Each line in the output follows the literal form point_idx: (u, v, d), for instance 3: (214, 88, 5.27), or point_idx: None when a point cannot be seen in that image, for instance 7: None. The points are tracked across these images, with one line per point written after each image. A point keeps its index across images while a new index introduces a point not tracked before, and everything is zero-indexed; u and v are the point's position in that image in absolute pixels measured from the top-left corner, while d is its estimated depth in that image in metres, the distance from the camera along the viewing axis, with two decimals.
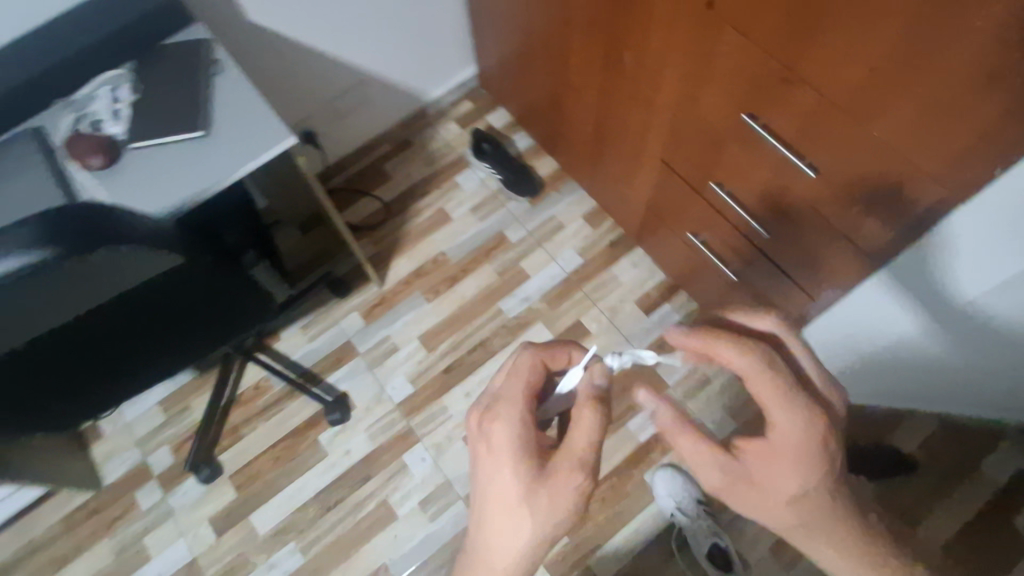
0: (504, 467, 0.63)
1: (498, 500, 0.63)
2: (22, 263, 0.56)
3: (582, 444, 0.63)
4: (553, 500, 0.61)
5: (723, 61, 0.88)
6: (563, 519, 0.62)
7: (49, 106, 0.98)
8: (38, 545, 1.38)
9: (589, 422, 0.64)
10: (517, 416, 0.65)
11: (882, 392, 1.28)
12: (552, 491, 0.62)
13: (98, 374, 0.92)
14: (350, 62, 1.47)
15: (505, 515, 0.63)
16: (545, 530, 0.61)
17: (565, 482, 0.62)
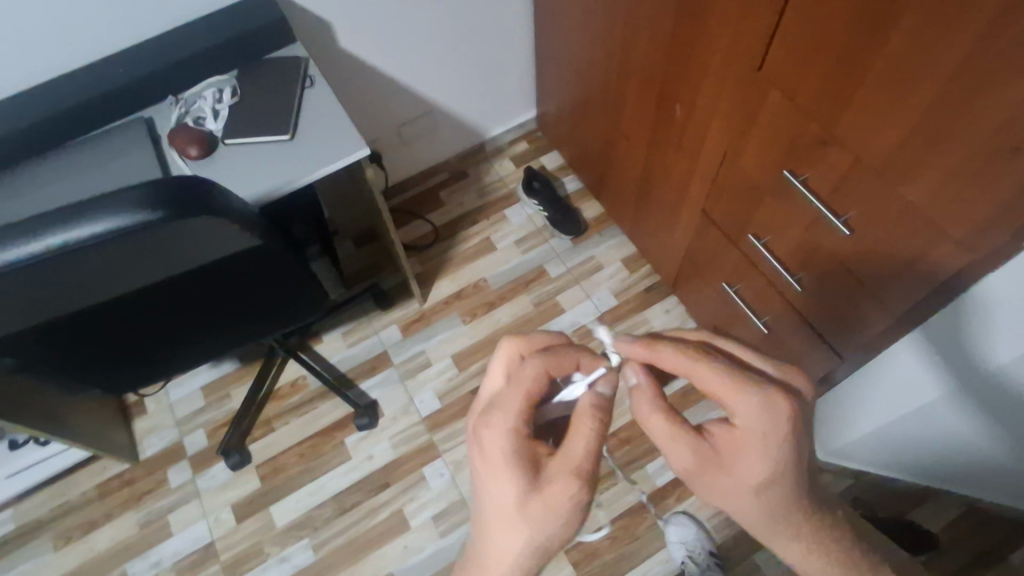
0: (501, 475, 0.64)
1: (496, 507, 0.64)
2: (134, 220, 0.65)
3: (579, 454, 0.64)
4: (550, 507, 0.63)
5: (766, 118, 0.94)
6: (559, 525, 0.63)
7: (160, 102, 1.11)
8: (73, 507, 1.46)
9: (586, 433, 0.65)
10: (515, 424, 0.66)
11: (903, 468, 1.27)
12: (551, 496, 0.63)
13: (163, 339, 1.00)
14: (422, 93, 1.60)
15: (500, 520, 0.64)
16: (541, 537, 0.63)
17: (559, 491, 0.63)
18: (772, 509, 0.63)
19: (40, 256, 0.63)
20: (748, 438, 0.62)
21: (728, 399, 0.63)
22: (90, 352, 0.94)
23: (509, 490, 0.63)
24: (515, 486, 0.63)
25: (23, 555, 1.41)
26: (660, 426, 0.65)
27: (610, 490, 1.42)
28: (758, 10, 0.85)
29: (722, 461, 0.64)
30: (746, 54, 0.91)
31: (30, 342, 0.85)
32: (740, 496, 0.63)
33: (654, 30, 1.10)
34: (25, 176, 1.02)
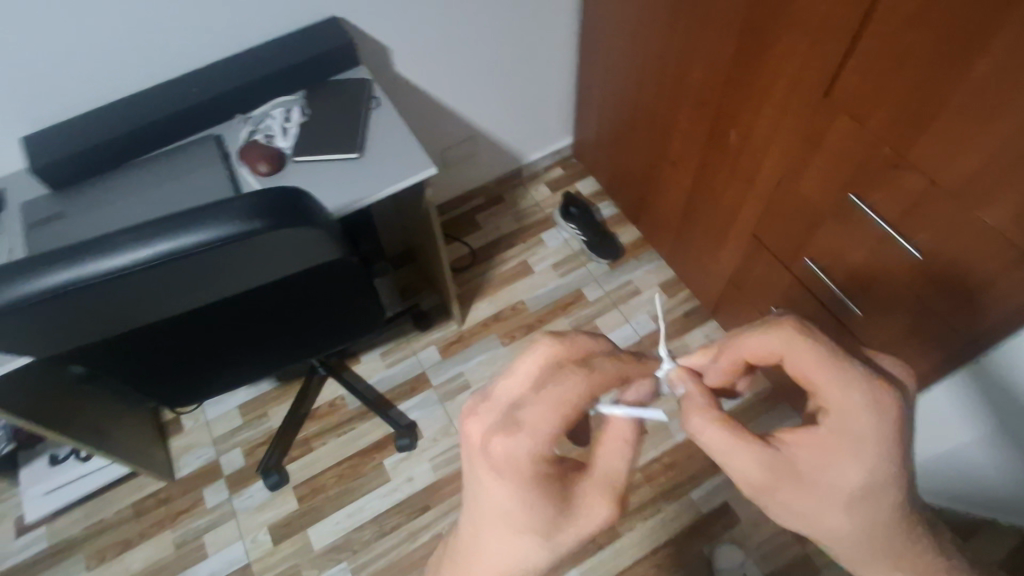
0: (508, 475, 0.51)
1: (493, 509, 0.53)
2: (238, 230, 0.65)
3: (615, 469, 0.56)
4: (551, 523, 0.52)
5: (833, 143, 0.96)
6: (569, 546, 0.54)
7: (228, 120, 1.13)
8: (107, 525, 1.43)
9: (623, 449, 0.56)
10: (539, 421, 0.50)
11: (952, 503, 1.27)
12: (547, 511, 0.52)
13: (227, 352, 1.00)
14: (467, 117, 1.64)
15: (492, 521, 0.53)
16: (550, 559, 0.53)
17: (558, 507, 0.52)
18: (852, 540, 0.51)
19: (146, 263, 0.63)
20: (835, 438, 0.50)
21: (823, 392, 0.51)
22: (156, 364, 0.94)
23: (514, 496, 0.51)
24: (521, 493, 0.51)
25: (56, 575, 1.38)
26: (715, 439, 0.52)
27: (656, 516, 1.39)
28: (831, 38, 0.87)
29: (800, 472, 0.51)
30: (815, 81, 0.94)
31: (105, 351, 0.85)
32: (823, 511, 0.50)
33: (713, 58, 1.13)
34: (99, 190, 1.04)
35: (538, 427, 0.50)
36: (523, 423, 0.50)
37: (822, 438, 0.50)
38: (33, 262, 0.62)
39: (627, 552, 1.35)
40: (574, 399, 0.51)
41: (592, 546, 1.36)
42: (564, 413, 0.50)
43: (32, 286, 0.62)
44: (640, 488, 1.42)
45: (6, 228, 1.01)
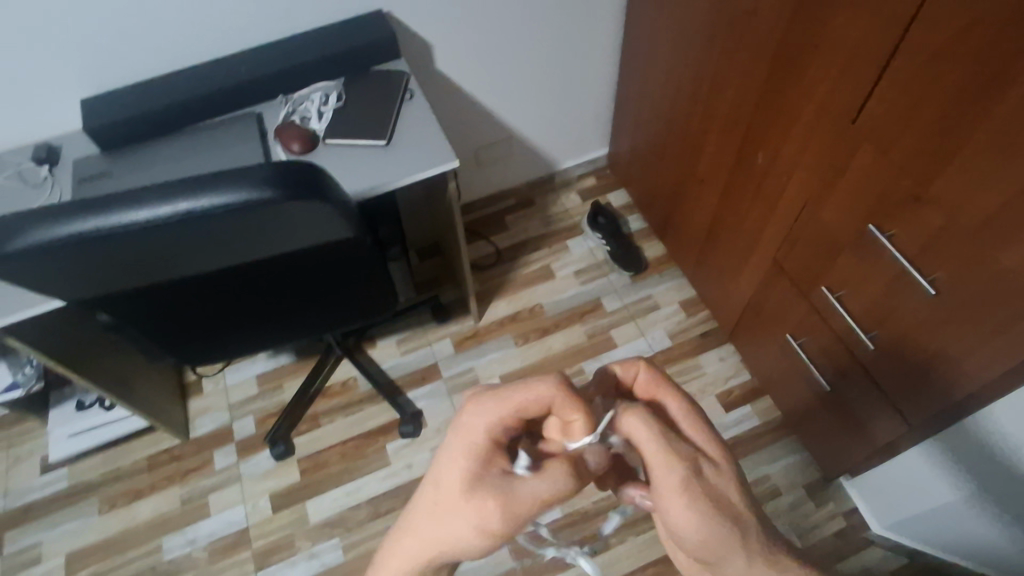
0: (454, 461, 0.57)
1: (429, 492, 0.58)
2: (253, 196, 0.69)
3: (526, 494, 0.54)
4: (462, 520, 0.55)
5: (856, 172, 0.94)
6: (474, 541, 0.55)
7: (270, 100, 1.19)
8: (122, 474, 1.51)
9: (544, 481, 0.55)
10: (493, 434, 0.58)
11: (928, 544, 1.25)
12: (473, 512, 0.54)
13: (241, 318, 1.04)
14: (504, 120, 1.67)
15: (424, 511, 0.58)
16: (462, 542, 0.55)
17: (478, 509, 0.54)
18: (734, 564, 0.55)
19: (164, 219, 0.67)
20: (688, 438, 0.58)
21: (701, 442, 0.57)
22: (177, 321, 0.99)
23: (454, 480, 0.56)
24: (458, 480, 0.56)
25: (70, 515, 1.47)
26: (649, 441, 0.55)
27: (647, 533, 1.37)
28: (861, 64, 0.86)
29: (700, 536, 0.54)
30: (843, 107, 0.92)
31: (127, 302, 0.90)
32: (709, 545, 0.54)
33: (747, 78, 1.12)
34: (144, 155, 1.11)
35: (492, 435, 0.58)
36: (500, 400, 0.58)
37: (692, 433, 0.58)
38: (63, 209, 0.67)
39: (615, 565, 1.35)
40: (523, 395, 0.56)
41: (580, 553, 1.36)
42: (517, 402, 0.57)
43: (61, 230, 0.67)
44: None
45: (59, 183, 1.10)
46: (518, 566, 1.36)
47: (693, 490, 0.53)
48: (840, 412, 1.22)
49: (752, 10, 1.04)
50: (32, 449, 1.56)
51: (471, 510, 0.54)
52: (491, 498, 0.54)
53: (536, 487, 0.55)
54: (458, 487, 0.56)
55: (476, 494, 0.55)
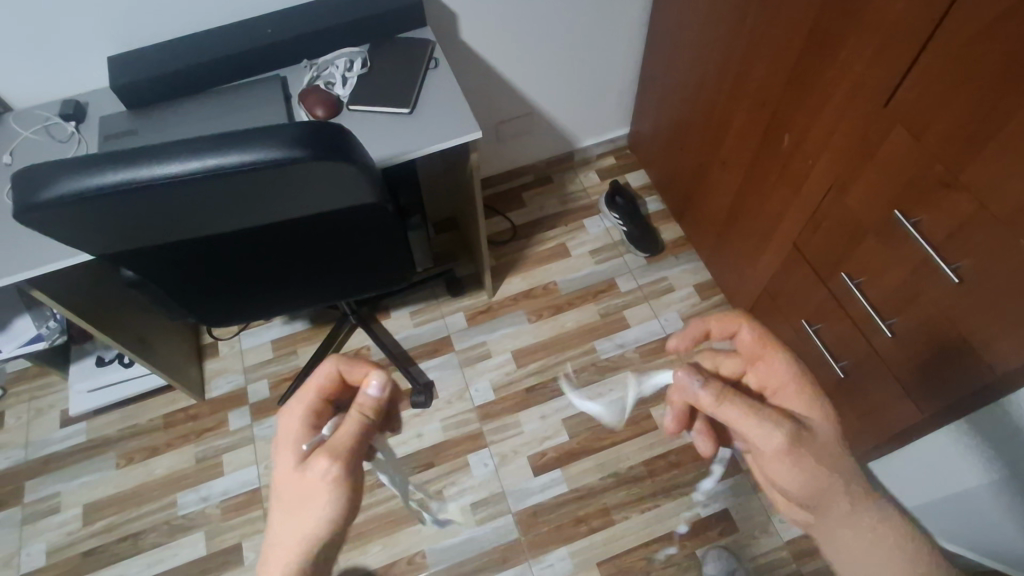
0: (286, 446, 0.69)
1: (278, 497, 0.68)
2: (281, 155, 0.69)
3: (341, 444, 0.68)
4: (310, 494, 0.66)
5: (885, 156, 0.93)
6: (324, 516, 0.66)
7: (294, 64, 1.18)
8: (139, 430, 1.55)
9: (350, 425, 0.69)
10: (304, 413, 0.71)
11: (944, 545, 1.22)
12: (308, 479, 0.66)
13: (262, 280, 1.06)
14: (525, 95, 1.65)
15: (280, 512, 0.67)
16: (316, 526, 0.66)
17: (313, 471, 0.66)
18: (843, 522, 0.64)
19: (194, 174, 0.68)
20: (790, 391, 0.68)
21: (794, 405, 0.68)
22: (200, 280, 1.00)
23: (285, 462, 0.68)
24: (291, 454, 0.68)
25: (88, 468, 1.50)
26: (741, 416, 0.63)
27: (652, 511, 1.39)
28: (899, 45, 0.84)
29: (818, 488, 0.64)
30: (876, 89, 0.91)
31: (153, 259, 0.91)
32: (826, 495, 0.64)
33: (778, 57, 1.10)
34: (168, 115, 1.11)
35: (309, 409, 0.72)
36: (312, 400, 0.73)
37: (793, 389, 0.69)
38: (94, 160, 0.68)
39: (619, 541, 1.36)
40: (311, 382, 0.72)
41: (585, 527, 1.38)
42: (308, 391, 0.72)
43: (92, 181, 0.67)
44: (641, 481, 1.42)
45: (85, 139, 1.11)
46: (524, 537, 1.38)
47: (798, 454, 0.62)
48: (852, 400, 1.22)
49: None
50: (52, 402, 1.59)
51: (305, 476, 0.66)
52: (318, 457, 0.66)
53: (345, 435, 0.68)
54: (291, 469, 0.68)
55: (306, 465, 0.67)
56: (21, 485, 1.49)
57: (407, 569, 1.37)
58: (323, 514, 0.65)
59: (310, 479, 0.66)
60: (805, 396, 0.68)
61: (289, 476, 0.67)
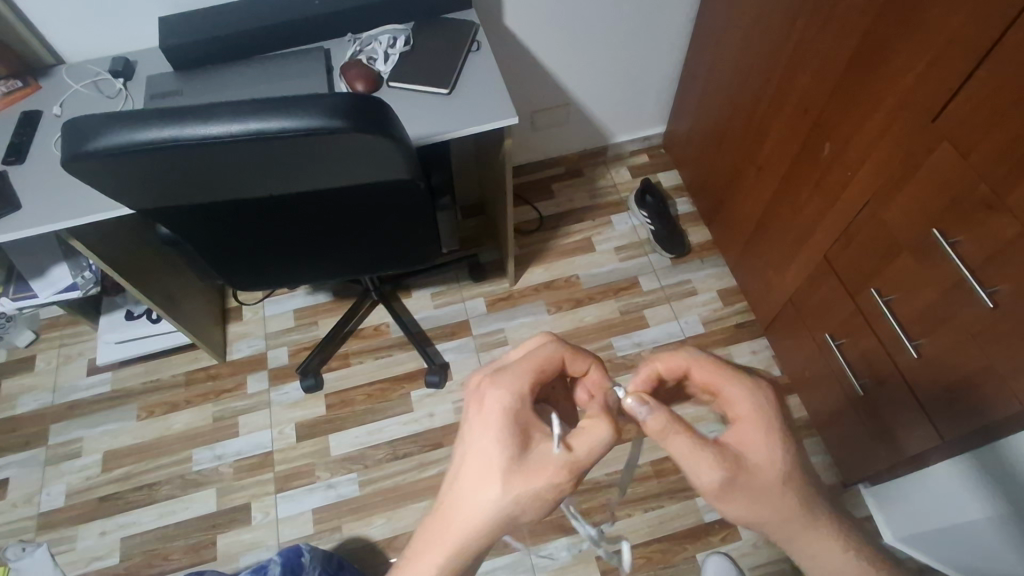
0: (491, 442, 0.61)
1: (468, 493, 0.60)
2: (322, 124, 0.71)
3: (582, 452, 0.60)
4: (524, 496, 0.58)
5: (929, 172, 0.91)
6: (533, 509, 0.59)
7: (338, 37, 1.19)
8: (161, 385, 1.59)
9: (595, 434, 0.61)
10: (519, 405, 0.63)
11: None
12: (526, 485, 0.58)
13: (291, 248, 1.07)
14: (564, 85, 1.64)
15: (463, 502, 0.59)
16: (515, 511, 0.59)
17: (555, 479, 0.59)
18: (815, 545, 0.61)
19: (235, 136, 0.70)
20: (749, 425, 0.62)
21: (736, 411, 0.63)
22: (231, 242, 1.02)
23: (488, 464, 0.60)
24: (499, 457, 0.60)
25: (111, 417, 1.55)
26: (685, 444, 0.59)
27: (656, 511, 1.39)
28: (952, 59, 0.82)
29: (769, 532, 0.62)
30: (925, 102, 0.88)
31: (189, 217, 0.93)
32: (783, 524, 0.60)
33: (826, 64, 1.08)
34: (213, 78, 1.13)
35: (523, 400, 0.63)
36: (518, 379, 0.64)
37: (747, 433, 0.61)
38: (140, 116, 0.70)
39: (619, 537, 1.37)
40: (541, 359, 0.65)
41: (587, 521, 1.39)
42: (533, 368, 0.65)
43: (138, 136, 0.69)
44: (646, 481, 1.42)
45: (132, 96, 1.14)
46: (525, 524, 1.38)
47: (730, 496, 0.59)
48: (870, 418, 1.21)
49: None
50: (81, 351, 1.64)
51: (551, 480, 0.59)
52: (551, 469, 0.59)
53: (594, 443, 0.61)
54: (503, 469, 0.59)
55: (528, 468, 0.59)
56: (46, 428, 1.54)
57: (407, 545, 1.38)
58: (517, 510, 0.59)
59: (531, 480, 0.59)
60: (765, 437, 0.61)
61: (510, 482, 0.59)
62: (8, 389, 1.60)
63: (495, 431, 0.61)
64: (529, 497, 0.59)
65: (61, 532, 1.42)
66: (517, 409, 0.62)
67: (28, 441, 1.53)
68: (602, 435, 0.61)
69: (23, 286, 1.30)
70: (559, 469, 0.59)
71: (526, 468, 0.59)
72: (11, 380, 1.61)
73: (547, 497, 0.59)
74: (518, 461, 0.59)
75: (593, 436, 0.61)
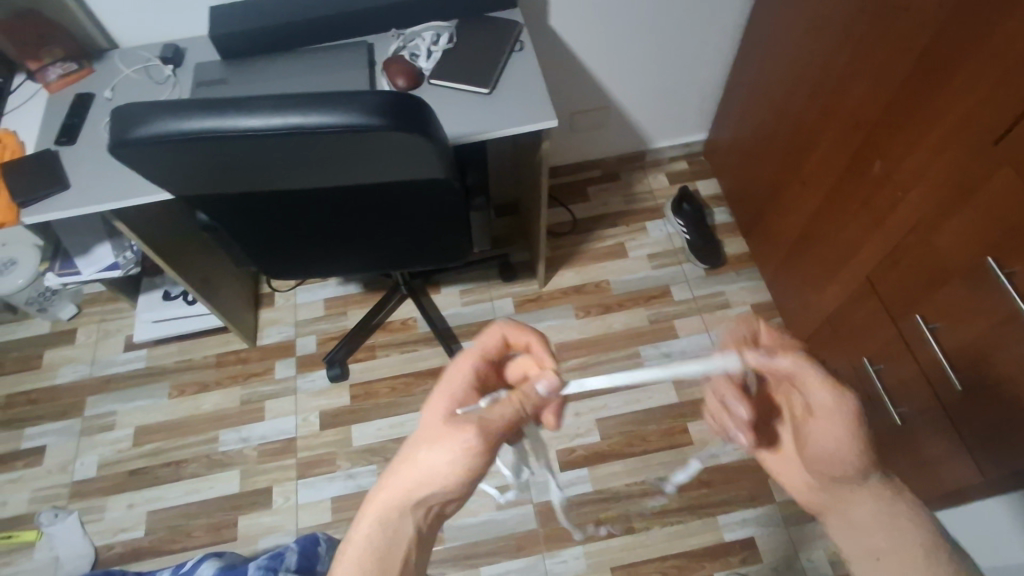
0: (431, 408, 0.63)
1: (398, 457, 0.62)
2: (362, 122, 0.71)
3: (494, 419, 0.60)
4: (439, 459, 0.59)
5: (986, 199, 0.86)
6: (449, 471, 0.59)
7: (382, 32, 1.20)
8: (193, 365, 1.63)
9: (506, 407, 0.61)
10: (469, 378, 0.66)
11: None
12: (448, 442, 0.59)
13: (322, 240, 1.08)
14: (606, 87, 1.62)
15: (391, 468, 0.62)
16: (435, 475, 0.59)
17: (460, 438, 0.59)
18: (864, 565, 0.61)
19: (275, 129, 0.70)
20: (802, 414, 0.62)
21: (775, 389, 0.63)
22: (263, 231, 1.03)
23: (421, 430, 0.62)
24: (431, 420, 0.62)
25: (144, 393, 1.60)
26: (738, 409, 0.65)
27: (674, 525, 1.37)
28: (1018, 80, 0.78)
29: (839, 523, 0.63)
30: (988, 123, 0.84)
31: (227, 206, 0.95)
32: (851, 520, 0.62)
33: (881, 78, 1.04)
34: (258, 69, 1.15)
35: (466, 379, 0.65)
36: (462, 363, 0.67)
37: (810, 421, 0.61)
38: (185, 105, 0.71)
39: (636, 550, 1.35)
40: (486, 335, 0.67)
41: (603, 530, 1.37)
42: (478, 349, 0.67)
43: (183, 125, 0.70)
44: (667, 495, 1.40)
45: (180, 83, 1.16)
46: (541, 529, 1.38)
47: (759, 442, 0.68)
48: (907, 448, 1.16)
49: (905, 4, 0.95)
50: (119, 327, 1.70)
51: (454, 439, 0.59)
52: (466, 425, 0.59)
53: (505, 413, 0.61)
54: (434, 430, 0.61)
55: (452, 423, 0.60)
56: (83, 399, 1.59)
57: None
58: (438, 475, 0.59)
59: (449, 436, 0.59)
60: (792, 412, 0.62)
61: (428, 444, 0.60)
62: (49, 359, 1.66)
63: (432, 404, 0.64)
64: (445, 459, 0.58)
65: (92, 502, 1.47)
66: (467, 380, 0.65)
67: (66, 411, 1.58)
68: (510, 404, 0.61)
69: (69, 262, 1.34)
70: (469, 434, 0.59)
71: (445, 429, 0.60)
72: (52, 351, 1.67)
73: (461, 456, 0.58)
74: (439, 423, 0.61)
75: (507, 406, 0.61)
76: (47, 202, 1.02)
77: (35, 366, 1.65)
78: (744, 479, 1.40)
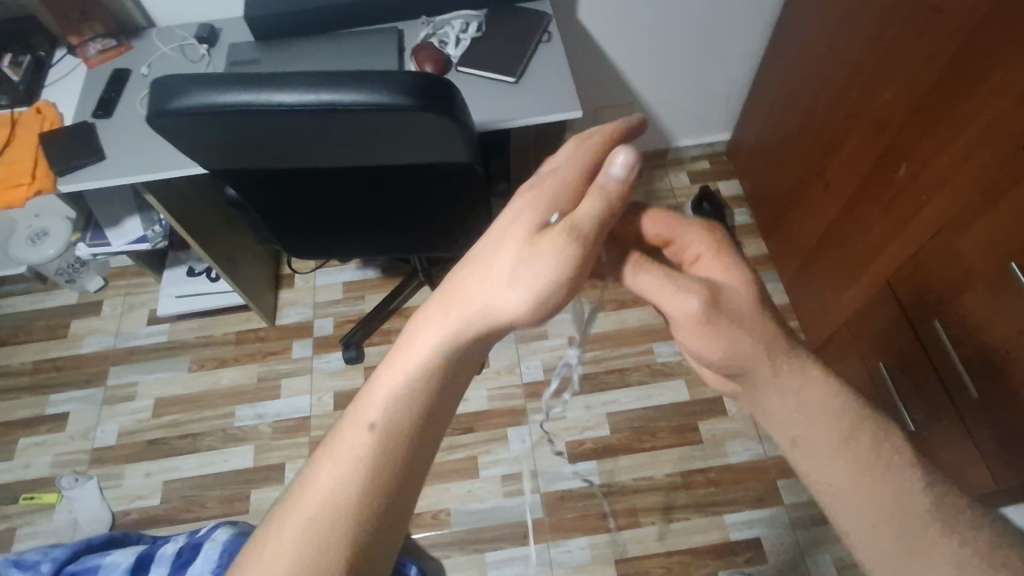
0: (514, 223, 0.55)
1: (466, 282, 0.54)
2: (392, 102, 0.72)
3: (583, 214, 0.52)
4: (527, 275, 0.52)
5: (1010, 206, 0.86)
6: (532, 287, 0.52)
7: (412, 19, 1.22)
8: (213, 340, 1.66)
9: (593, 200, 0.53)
10: (569, 181, 0.56)
11: None
12: (538, 257, 0.52)
13: (346, 220, 1.10)
14: (631, 82, 1.62)
15: (459, 292, 0.54)
16: (513, 296, 0.52)
17: (555, 245, 0.52)
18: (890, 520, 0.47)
19: (307, 106, 0.72)
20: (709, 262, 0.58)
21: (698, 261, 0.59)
22: (288, 209, 1.05)
23: (496, 253, 0.54)
24: (512, 238, 0.54)
25: (165, 365, 1.64)
26: (654, 281, 0.56)
27: (680, 521, 1.37)
28: None
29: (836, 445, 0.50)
30: (1015, 129, 0.83)
31: (255, 183, 0.97)
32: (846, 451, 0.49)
33: (909, 81, 1.03)
34: (290, 51, 1.17)
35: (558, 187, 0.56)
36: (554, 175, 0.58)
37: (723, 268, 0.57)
38: (221, 80, 0.73)
39: (642, 543, 1.35)
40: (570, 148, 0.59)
41: (609, 523, 1.38)
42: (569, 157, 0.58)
43: (220, 99, 0.72)
44: (674, 490, 1.40)
45: (214, 63, 1.19)
46: (547, 518, 1.39)
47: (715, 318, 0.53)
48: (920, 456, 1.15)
49: (937, 6, 0.94)
50: (144, 301, 1.74)
51: (548, 247, 0.52)
52: (560, 231, 0.52)
53: (595, 205, 0.53)
54: (519, 246, 0.53)
55: (542, 237, 0.53)
56: (107, 368, 1.64)
57: (430, 523, 1.40)
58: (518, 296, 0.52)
59: (543, 250, 0.52)
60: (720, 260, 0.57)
61: (512, 264, 0.52)
62: (76, 329, 1.70)
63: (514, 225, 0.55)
64: (535, 285, 0.51)
65: (111, 469, 1.51)
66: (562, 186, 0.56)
67: (89, 379, 1.63)
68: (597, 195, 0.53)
69: (99, 233, 1.38)
70: (564, 240, 0.52)
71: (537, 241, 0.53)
72: (79, 321, 1.71)
73: (558, 267, 0.52)
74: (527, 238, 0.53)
75: (595, 202, 0.53)
76: (82, 171, 1.06)
77: (61, 335, 1.69)
78: (752, 479, 1.40)
